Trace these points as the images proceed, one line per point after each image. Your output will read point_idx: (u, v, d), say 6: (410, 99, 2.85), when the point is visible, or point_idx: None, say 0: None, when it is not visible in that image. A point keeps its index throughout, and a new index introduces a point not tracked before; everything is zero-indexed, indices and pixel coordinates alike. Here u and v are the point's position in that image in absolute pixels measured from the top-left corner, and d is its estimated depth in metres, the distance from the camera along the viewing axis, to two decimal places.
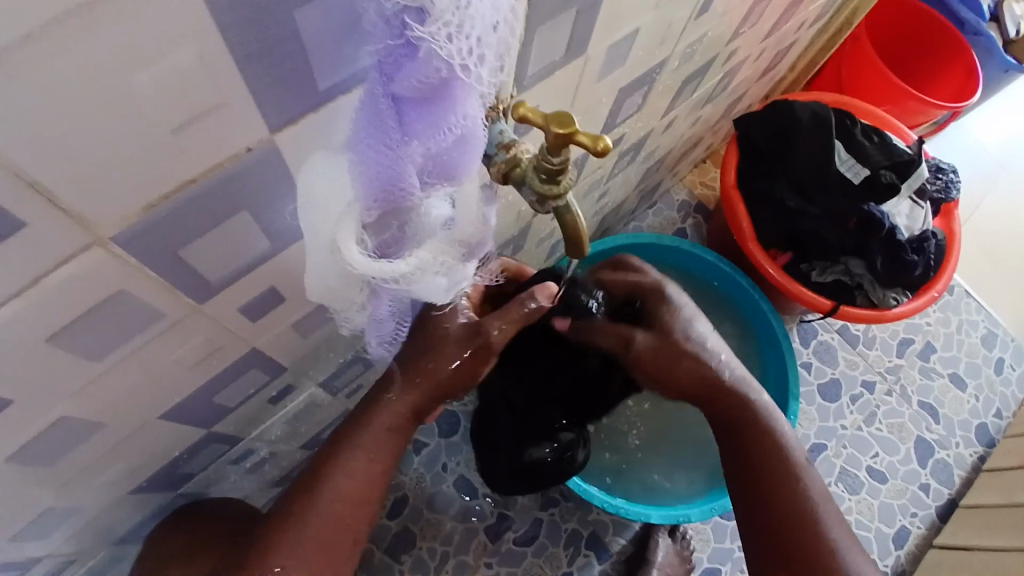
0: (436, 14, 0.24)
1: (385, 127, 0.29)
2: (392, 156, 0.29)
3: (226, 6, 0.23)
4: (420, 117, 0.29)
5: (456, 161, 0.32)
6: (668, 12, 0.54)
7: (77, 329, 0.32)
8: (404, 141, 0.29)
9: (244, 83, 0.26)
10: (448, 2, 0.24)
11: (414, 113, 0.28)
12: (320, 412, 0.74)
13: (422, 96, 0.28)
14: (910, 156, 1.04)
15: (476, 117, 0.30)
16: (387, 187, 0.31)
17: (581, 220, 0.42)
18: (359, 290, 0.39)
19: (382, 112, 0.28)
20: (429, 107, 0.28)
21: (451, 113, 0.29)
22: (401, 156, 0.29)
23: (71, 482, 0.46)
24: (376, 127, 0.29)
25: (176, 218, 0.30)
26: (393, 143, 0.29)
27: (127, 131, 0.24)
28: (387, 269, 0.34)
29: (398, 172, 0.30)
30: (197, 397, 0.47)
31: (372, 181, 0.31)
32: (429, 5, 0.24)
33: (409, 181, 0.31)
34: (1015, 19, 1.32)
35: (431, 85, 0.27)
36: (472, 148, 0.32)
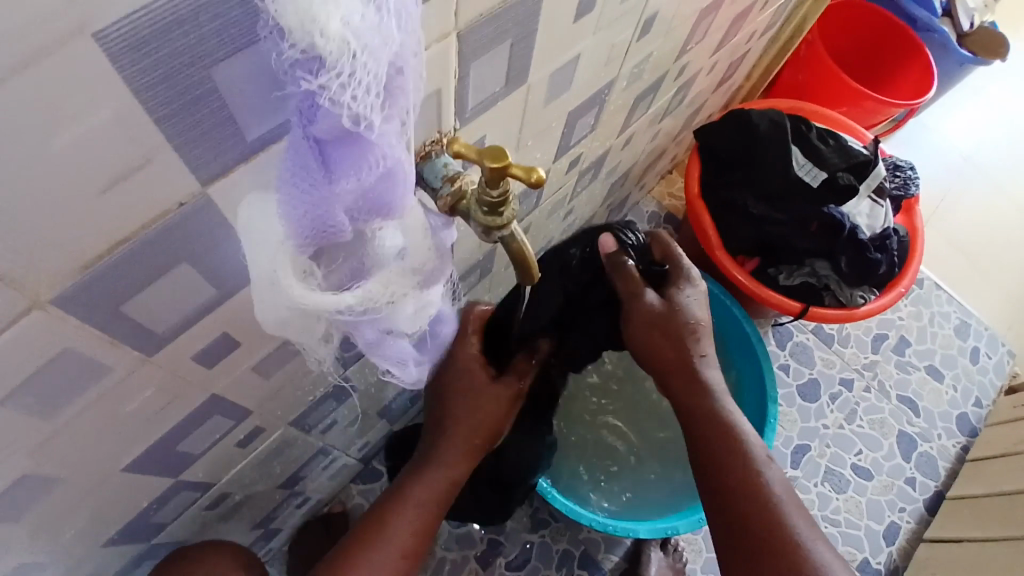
0: (328, 65, 0.23)
1: (308, 170, 0.28)
2: (316, 198, 0.29)
3: (140, 71, 0.23)
4: (341, 159, 0.28)
5: (389, 195, 0.31)
6: (609, 35, 0.55)
7: (24, 392, 0.32)
8: (328, 181, 0.28)
9: (169, 141, 0.26)
10: (346, 56, 0.23)
11: (335, 155, 0.28)
12: (295, 448, 0.73)
13: (337, 139, 0.27)
14: (866, 156, 1.07)
15: (399, 154, 0.29)
16: (317, 228, 0.30)
17: (528, 249, 0.43)
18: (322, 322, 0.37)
19: (303, 155, 0.28)
20: (347, 148, 0.27)
21: (371, 153, 0.28)
22: (326, 198, 0.29)
23: (36, 543, 0.45)
24: (299, 169, 0.28)
25: (115, 276, 0.30)
26: (317, 186, 0.28)
27: (52, 198, 0.25)
28: (341, 302, 0.34)
29: (327, 213, 0.30)
30: (161, 447, 0.47)
31: (302, 222, 0.30)
32: (322, 59, 0.23)
33: (337, 218, 0.30)
34: (967, 12, 1.35)
35: (345, 129, 0.26)
36: (400, 180, 0.31)
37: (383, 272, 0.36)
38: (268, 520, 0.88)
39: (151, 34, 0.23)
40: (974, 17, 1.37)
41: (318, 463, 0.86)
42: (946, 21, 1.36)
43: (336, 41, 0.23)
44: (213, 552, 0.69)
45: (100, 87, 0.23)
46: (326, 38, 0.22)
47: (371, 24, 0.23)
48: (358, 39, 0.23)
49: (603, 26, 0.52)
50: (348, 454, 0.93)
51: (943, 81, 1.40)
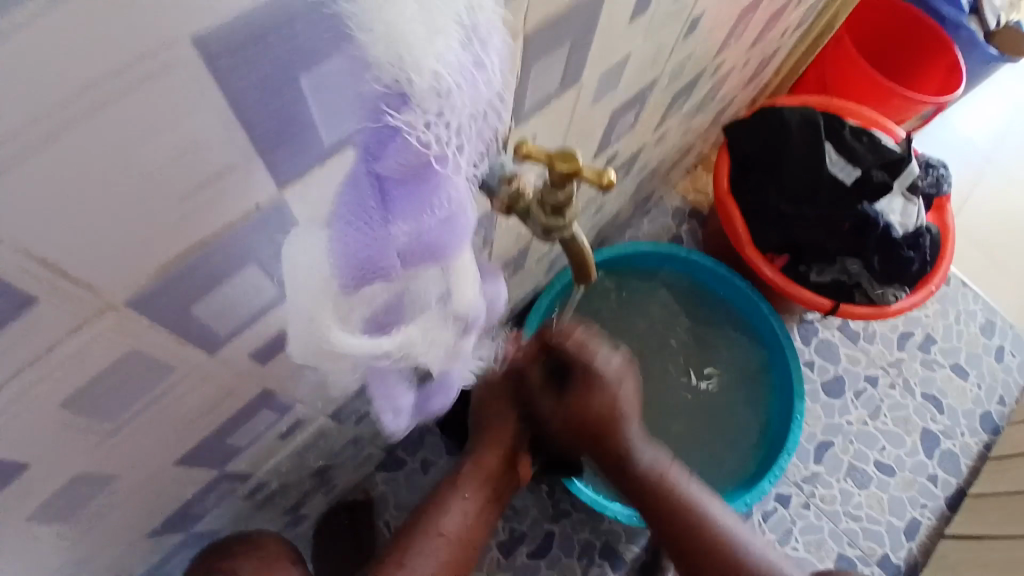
0: (415, 100, 0.24)
1: (364, 209, 0.26)
2: (372, 239, 0.27)
3: (234, 77, 0.23)
4: (406, 197, 0.27)
5: (447, 244, 0.30)
6: (658, 34, 0.54)
7: (92, 390, 0.32)
8: (385, 223, 0.27)
9: (253, 146, 0.26)
10: (431, 90, 0.25)
11: (397, 194, 0.27)
12: (328, 440, 0.74)
13: (406, 178, 0.26)
14: (900, 155, 1.04)
15: (459, 196, 0.29)
16: (368, 270, 0.28)
17: (586, 249, 0.42)
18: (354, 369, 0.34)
19: (363, 194, 0.26)
20: (414, 189, 0.27)
21: (435, 191, 0.27)
22: (384, 240, 0.27)
23: (87, 534, 0.46)
24: (354, 208, 0.26)
25: (188, 278, 0.30)
26: (375, 225, 0.27)
27: (137, 202, 0.24)
28: (377, 346, 0.32)
29: (380, 255, 0.27)
30: (209, 442, 0.47)
31: (350, 261, 0.27)
32: (411, 90, 0.24)
33: (393, 264, 0.28)
34: (995, 10, 1.31)
35: (413, 165, 0.26)
36: (459, 227, 0.30)
37: (422, 317, 0.34)
38: (296, 509, 0.89)
39: (248, 39, 0.22)
40: (1001, 16, 1.33)
41: (347, 453, 0.87)
42: (974, 19, 1.32)
43: (429, 78, 0.24)
44: (247, 541, 0.70)
45: (192, 94, 0.22)
46: (419, 75, 0.24)
47: (458, 69, 0.26)
48: (447, 78, 0.25)
49: (654, 26, 0.51)
50: (374, 445, 0.94)
51: (976, 76, 1.37)
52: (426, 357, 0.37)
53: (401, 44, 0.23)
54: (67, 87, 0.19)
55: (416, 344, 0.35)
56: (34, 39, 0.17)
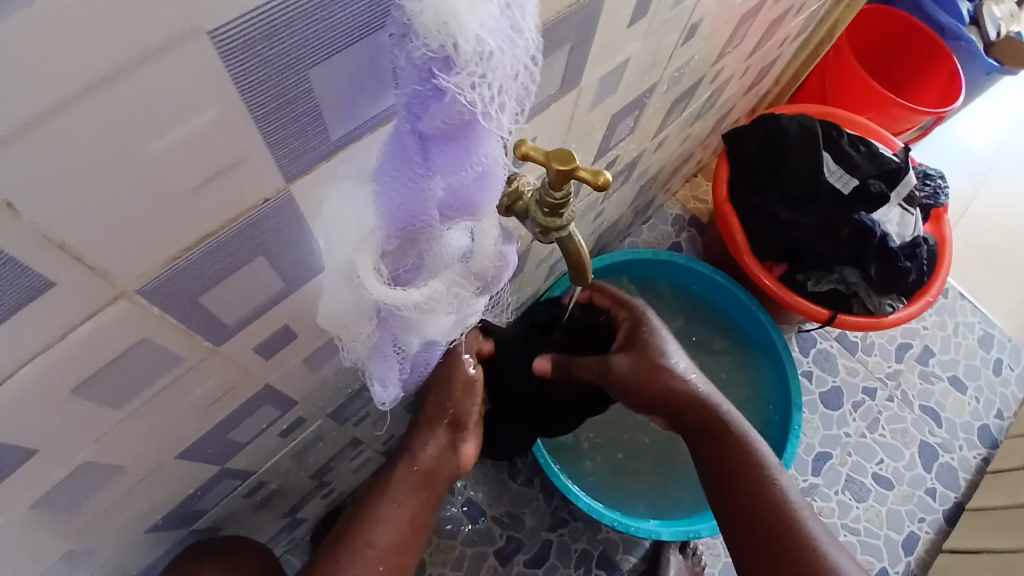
0: (460, 64, 0.25)
1: (410, 161, 0.29)
2: (414, 188, 0.30)
3: (241, 72, 0.24)
4: (443, 154, 0.29)
5: (477, 197, 0.32)
6: (656, 40, 0.55)
7: (102, 378, 0.33)
8: (426, 174, 0.30)
9: (263, 140, 0.27)
10: (475, 54, 0.25)
11: (438, 150, 0.29)
12: (328, 441, 0.74)
13: (446, 137, 0.28)
14: (898, 164, 1.06)
15: (496, 152, 0.31)
16: (408, 219, 0.32)
17: (585, 251, 0.43)
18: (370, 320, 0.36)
19: (407, 146, 0.29)
20: (453, 145, 0.29)
21: (473, 151, 0.29)
22: (423, 189, 0.30)
23: (90, 525, 0.47)
24: (401, 159, 0.29)
25: (197, 268, 0.31)
26: (417, 176, 0.30)
27: (152, 192, 0.25)
28: (400, 298, 0.34)
29: (419, 205, 0.31)
30: (212, 436, 0.48)
31: (395, 212, 0.32)
32: (457, 56, 0.25)
33: (428, 215, 0.32)
34: (994, 21, 1.34)
35: (456, 124, 0.28)
36: (492, 182, 0.32)
37: (441, 274, 0.37)
38: (295, 511, 0.89)
39: (260, 33, 0.23)
40: (1001, 26, 1.36)
41: (346, 456, 0.87)
42: (974, 30, 1.35)
43: (473, 43, 0.25)
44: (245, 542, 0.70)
45: (208, 83, 0.23)
46: (464, 40, 0.25)
47: (501, 34, 0.26)
48: (491, 44, 0.26)
49: (653, 30, 0.53)
50: (374, 448, 0.94)
51: (974, 88, 1.38)
52: (436, 324, 0.39)
53: (446, 13, 0.24)
54: (92, 74, 0.20)
55: (438, 303, 0.36)
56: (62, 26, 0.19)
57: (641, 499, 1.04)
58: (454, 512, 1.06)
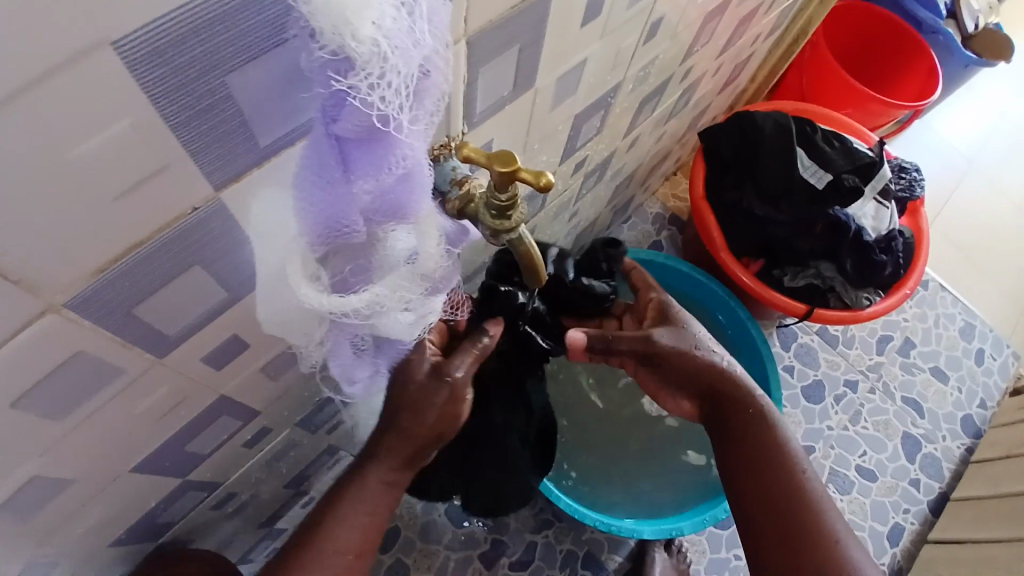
0: (359, 64, 0.24)
1: (326, 168, 0.29)
2: (335, 196, 0.30)
3: (154, 75, 0.23)
4: (362, 157, 0.29)
5: (403, 200, 0.32)
6: (616, 38, 0.55)
7: (39, 393, 0.32)
8: (346, 181, 0.30)
9: (186, 147, 0.27)
10: (373, 53, 0.24)
11: (355, 155, 0.29)
12: (301, 449, 0.73)
13: (361, 137, 0.28)
14: (871, 158, 1.06)
15: (418, 152, 0.31)
16: (335, 228, 0.32)
17: (535, 251, 0.43)
18: (319, 323, 0.38)
19: (324, 153, 0.28)
20: (368, 147, 0.29)
21: (391, 152, 0.29)
22: (345, 195, 0.30)
23: (47, 541, 0.46)
24: (318, 168, 0.29)
25: (128, 278, 0.30)
26: (336, 182, 0.29)
27: (69, 203, 0.25)
28: (341, 304, 0.34)
29: (342, 211, 0.31)
30: (170, 447, 0.47)
31: (318, 221, 0.31)
32: (353, 55, 0.24)
33: (354, 220, 0.32)
34: (972, 15, 1.35)
35: (366, 127, 0.27)
36: (419, 185, 0.32)
37: (388, 277, 0.37)
38: (273, 520, 0.88)
39: (170, 39, 0.23)
40: (979, 19, 1.37)
41: (323, 463, 0.86)
42: (950, 23, 1.36)
43: (369, 42, 0.24)
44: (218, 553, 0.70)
45: (120, 94, 0.23)
46: (358, 40, 0.24)
47: (401, 34, 0.25)
48: (389, 44, 0.25)
49: (610, 30, 0.52)
50: (353, 455, 0.94)
51: (949, 81, 1.39)
52: (394, 324, 0.39)
53: (339, 11, 0.23)
54: None
55: (387, 303, 0.37)
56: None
57: (624, 496, 1.04)
58: (437, 517, 1.05)
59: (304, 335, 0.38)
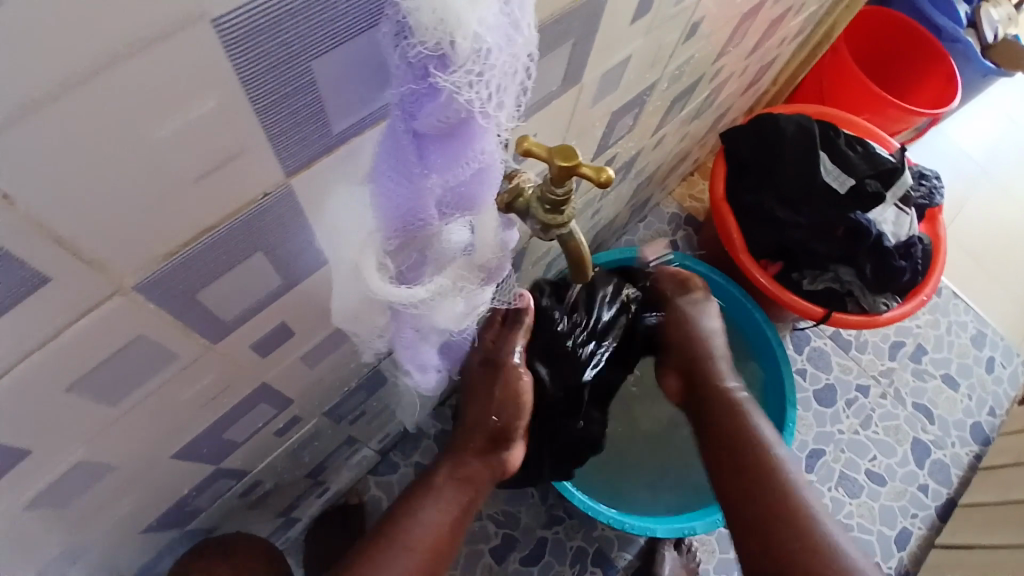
0: (457, 61, 0.25)
1: (406, 161, 0.29)
2: (412, 188, 0.30)
3: (241, 54, 0.23)
4: (440, 153, 0.29)
5: (474, 191, 0.33)
6: (659, 37, 0.55)
7: (97, 376, 0.32)
8: (423, 175, 0.30)
9: (263, 131, 0.27)
10: (470, 50, 0.25)
11: (432, 149, 0.29)
12: (323, 440, 0.74)
13: (441, 134, 0.28)
14: (893, 165, 1.06)
15: (493, 151, 0.31)
16: (407, 218, 0.32)
17: (583, 246, 0.43)
18: (383, 312, 0.40)
19: (402, 148, 0.29)
20: (449, 145, 0.29)
21: (470, 148, 0.29)
22: (421, 188, 0.30)
23: (83, 526, 0.46)
24: (397, 161, 0.29)
25: (195, 262, 0.30)
26: (413, 176, 0.30)
27: (151, 183, 0.25)
28: (407, 295, 0.36)
29: (416, 204, 0.31)
30: (209, 434, 0.48)
31: (392, 213, 0.32)
32: (451, 52, 0.25)
33: (427, 212, 0.32)
34: (991, 24, 1.35)
35: (451, 123, 0.27)
36: (489, 177, 0.33)
37: (447, 269, 0.38)
38: (289, 510, 0.88)
39: (265, 21, 0.23)
40: (998, 29, 1.37)
41: (341, 455, 0.86)
42: (972, 33, 1.35)
43: (469, 39, 0.25)
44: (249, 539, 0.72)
45: (215, 73, 0.23)
46: (461, 38, 0.24)
47: (499, 30, 0.26)
48: (488, 41, 0.25)
49: (655, 28, 0.52)
50: (369, 446, 0.93)
51: (969, 88, 1.39)
52: (446, 313, 0.41)
53: (443, 8, 0.23)
54: (87, 63, 0.20)
55: (444, 293, 0.38)
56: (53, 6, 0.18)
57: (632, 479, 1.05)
58: None
59: (370, 325, 0.41)
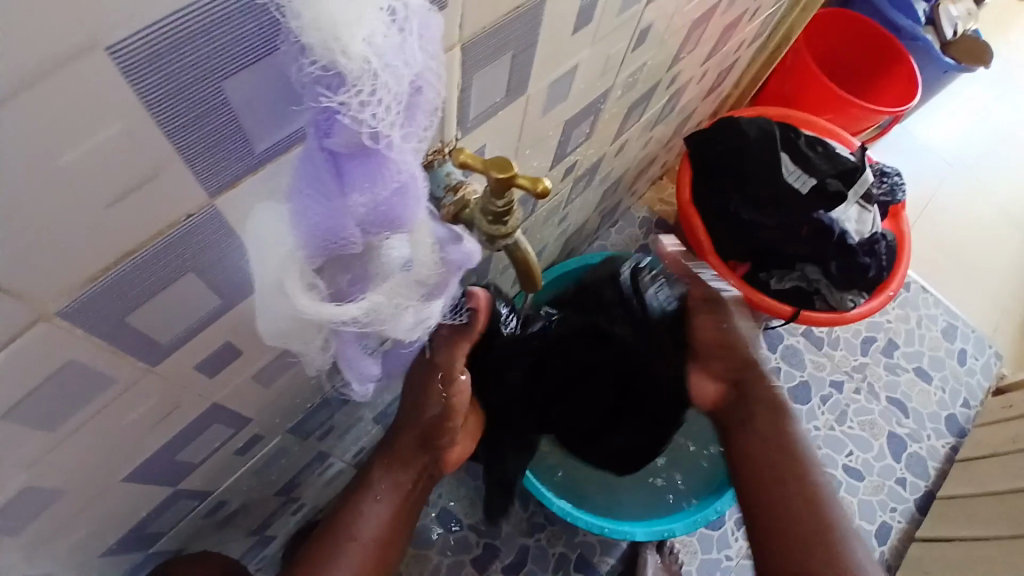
0: (351, 79, 0.25)
1: (321, 181, 0.29)
2: (329, 208, 0.30)
3: (144, 78, 0.23)
4: (353, 172, 0.29)
5: (401, 211, 0.32)
6: (606, 46, 0.56)
7: (31, 403, 0.32)
8: (342, 194, 0.30)
9: (179, 153, 0.27)
10: (360, 70, 0.24)
11: (345, 166, 0.29)
12: (292, 456, 0.73)
13: (352, 151, 0.28)
14: (853, 164, 1.08)
15: (411, 168, 0.30)
16: (331, 240, 0.32)
17: (531, 257, 0.43)
18: (318, 330, 0.38)
19: (318, 167, 0.29)
20: (360, 163, 0.29)
21: (382, 167, 0.29)
22: (341, 208, 0.30)
23: (36, 553, 0.45)
24: (315, 180, 0.29)
25: (122, 284, 0.30)
26: (327, 197, 0.29)
27: (65, 210, 0.25)
28: (341, 313, 0.34)
29: (336, 225, 0.31)
30: (161, 456, 0.47)
31: (314, 236, 0.31)
32: (340, 71, 0.24)
33: (349, 232, 0.31)
34: (951, 21, 1.37)
35: (356, 142, 0.27)
36: (413, 195, 0.32)
37: (389, 283, 0.37)
38: (263, 529, 0.87)
39: (164, 44, 0.23)
40: (958, 25, 1.39)
41: (314, 470, 0.86)
42: (931, 30, 1.37)
43: (359, 60, 0.24)
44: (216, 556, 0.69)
45: (119, 97, 0.23)
46: (349, 57, 0.24)
47: (390, 48, 0.25)
48: (379, 61, 0.25)
49: (600, 37, 0.53)
50: (343, 461, 0.93)
51: (929, 87, 1.41)
52: (392, 330, 0.38)
53: (329, 28, 0.23)
54: None
55: (382, 310, 0.37)
56: None
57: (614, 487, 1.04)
58: (429, 523, 1.05)
59: (306, 343, 0.38)
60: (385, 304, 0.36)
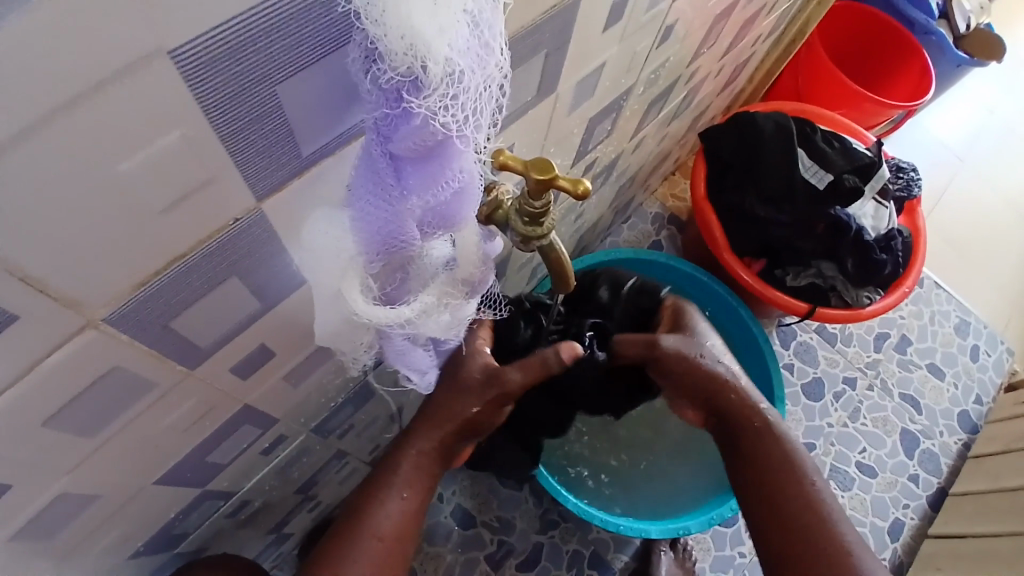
0: (430, 86, 0.25)
1: (384, 184, 0.29)
2: (391, 210, 0.30)
3: (201, 81, 0.23)
4: (418, 174, 0.29)
5: (457, 212, 0.32)
6: (632, 44, 0.55)
7: (73, 410, 0.32)
8: (402, 196, 0.30)
9: (232, 159, 0.27)
10: (442, 74, 0.25)
11: (411, 169, 0.29)
12: (312, 456, 0.73)
13: (420, 155, 0.28)
14: (871, 159, 1.07)
15: (472, 170, 0.31)
16: (387, 238, 0.32)
17: (565, 258, 0.43)
18: (368, 330, 0.39)
19: (381, 170, 0.29)
20: (426, 166, 0.29)
21: (449, 169, 0.29)
22: (400, 210, 0.30)
23: (69, 556, 0.45)
24: (375, 183, 0.29)
25: (168, 290, 0.30)
26: (392, 199, 0.30)
27: (120, 216, 0.25)
28: (391, 316, 0.35)
29: (395, 225, 0.31)
30: (191, 459, 0.47)
31: (371, 234, 0.32)
32: (424, 76, 0.25)
33: (408, 232, 0.32)
34: (964, 14, 1.37)
35: (428, 145, 0.28)
36: (470, 198, 0.32)
37: (429, 286, 0.38)
38: (280, 526, 0.87)
39: (222, 47, 0.22)
40: (970, 19, 1.38)
41: (331, 468, 0.85)
42: (944, 23, 1.37)
43: (442, 64, 0.24)
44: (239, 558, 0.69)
45: (179, 106, 0.23)
46: (434, 61, 0.24)
47: (471, 52, 0.26)
48: (460, 64, 0.25)
49: (628, 35, 0.52)
50: (359, 459, 0.92)
51: (942, 81, 1.40)
52: (433, 329, 0.39)
53: (413, 33, 0.23)
54: (47, 103, 0.19)
55: (428, 312, 0.38)
56: (29, 49, 0.18)
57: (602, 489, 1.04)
58: (443, 520, 1.05)
59: (353, 342, 0.40)
60: (432, 305, 0.37)
